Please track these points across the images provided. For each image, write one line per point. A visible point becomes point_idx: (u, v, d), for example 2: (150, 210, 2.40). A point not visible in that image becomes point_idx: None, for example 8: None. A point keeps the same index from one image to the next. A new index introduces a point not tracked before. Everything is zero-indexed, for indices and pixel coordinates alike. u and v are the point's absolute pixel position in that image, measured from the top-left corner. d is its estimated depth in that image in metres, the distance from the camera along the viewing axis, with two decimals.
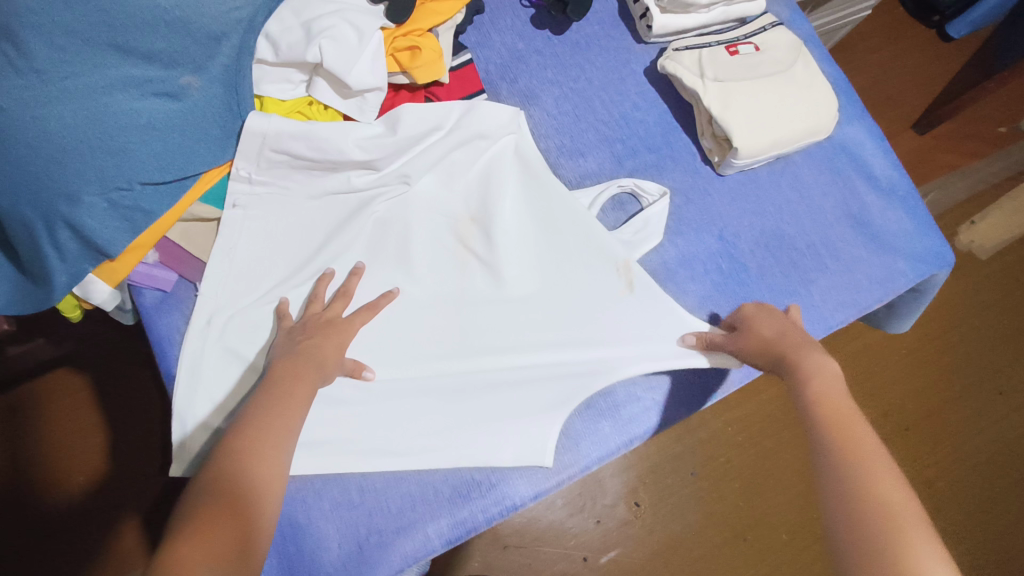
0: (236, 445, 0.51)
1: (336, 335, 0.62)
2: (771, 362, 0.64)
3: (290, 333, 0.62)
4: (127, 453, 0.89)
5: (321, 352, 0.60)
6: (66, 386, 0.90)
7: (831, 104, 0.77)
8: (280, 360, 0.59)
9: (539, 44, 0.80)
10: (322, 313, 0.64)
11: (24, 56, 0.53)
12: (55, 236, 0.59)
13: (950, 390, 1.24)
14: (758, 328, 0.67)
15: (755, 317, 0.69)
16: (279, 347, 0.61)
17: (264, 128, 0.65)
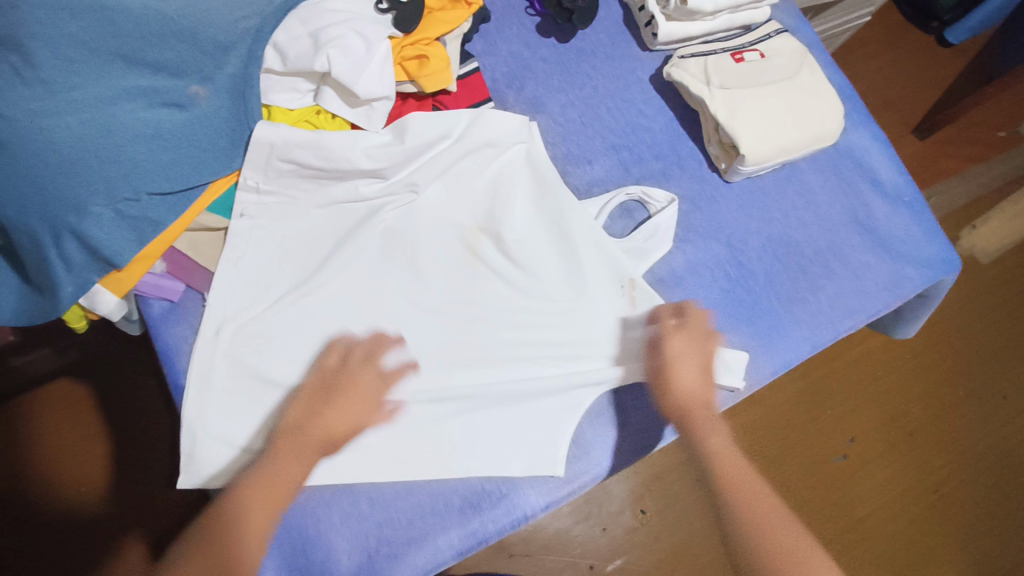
0: (229, 508, 0.55)
1: (347, 401, 0.61)
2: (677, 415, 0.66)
3: (312, 392, 0.61)
4: (136, 459, 0.89)
5: (334, 423, 0.60)
6: (66, 395, 0.86)
7: (837, 111, 0.77)
8: (291, 425, 0.59)
9: (545, 52, 0.80)
10: (334, 371, 0.63)
11: (31, 66, 0.53)
12: (62, 247, 0.58)
13: (956, 395, 1.24)
14: (679, 377, 0.67)
15: (677, 359, 0.67)
16: (298, 408, 0.60)
17: (271, 137, 0.65)
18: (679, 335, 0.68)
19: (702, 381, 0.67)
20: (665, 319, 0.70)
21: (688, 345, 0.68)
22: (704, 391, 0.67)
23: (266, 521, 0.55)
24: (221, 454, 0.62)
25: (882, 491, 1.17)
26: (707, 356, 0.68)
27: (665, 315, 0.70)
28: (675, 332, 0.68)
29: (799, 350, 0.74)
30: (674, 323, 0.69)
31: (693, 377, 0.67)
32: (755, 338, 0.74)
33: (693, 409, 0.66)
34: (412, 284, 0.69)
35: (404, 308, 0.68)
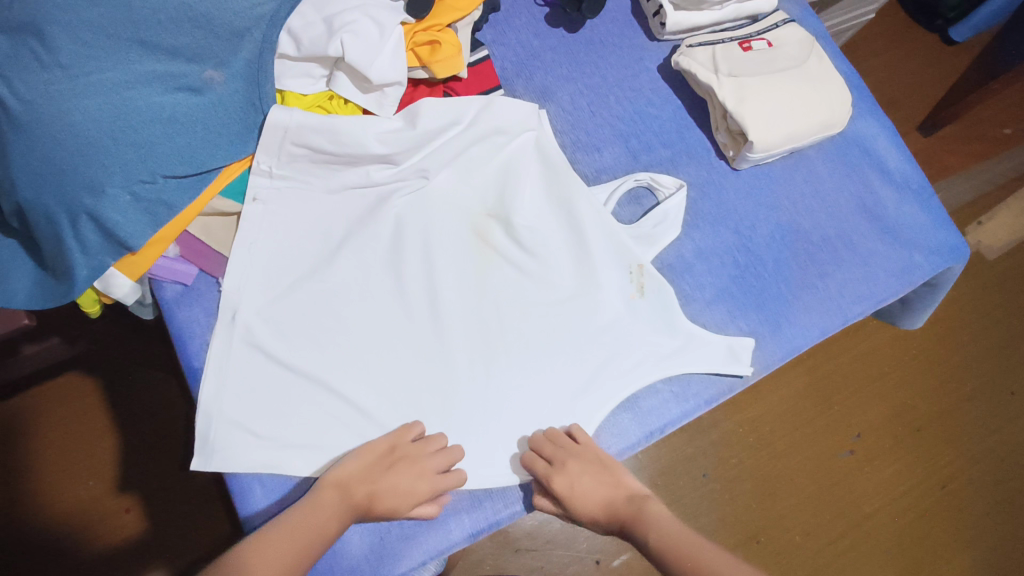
0: (259, 540, 0.53)
1: (404, 478, 0.59)
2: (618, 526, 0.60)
3: (374, 459, 0.60)
4: (145, 449, 0.94)
5: (397, 489, 0.59)
6: (76, 389, 0.94)
7: (844, 100, 0.78)
8: (349, 478, 0.59)
9: (555, 42, 0.81)
10: (397, 452, 0.61)
11: (51, 51, 0.55)
12: (78, 230, 0.59)
13: (963, 390, 1.24)
14: (584, 514, 0.61)
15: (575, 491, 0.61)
16: (355, 462, 0.60)
17: (285, 121, 0.66)
18: (558, 473, 0.62)
19: (608, 481, 0.62)
20: (537, 464, 0.63)
21: (567, 473, 0.62)
22: (613, 490, 0.62)
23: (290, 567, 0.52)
24: (235, 436, 0.62)
25: (889, 486, 1.17)
26: (601, 456, 0.64)
27: (538, 456, 0.64)
28: (549, 473, 0.62)
29: (808, 336, 0.75)
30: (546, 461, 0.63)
31: (598, 485, 0.62)
32: (763, 323, 0.74)
33: (618, 513, 0.60)
34: (424, 270, 0.69)
35: (414, 292, 0.69)
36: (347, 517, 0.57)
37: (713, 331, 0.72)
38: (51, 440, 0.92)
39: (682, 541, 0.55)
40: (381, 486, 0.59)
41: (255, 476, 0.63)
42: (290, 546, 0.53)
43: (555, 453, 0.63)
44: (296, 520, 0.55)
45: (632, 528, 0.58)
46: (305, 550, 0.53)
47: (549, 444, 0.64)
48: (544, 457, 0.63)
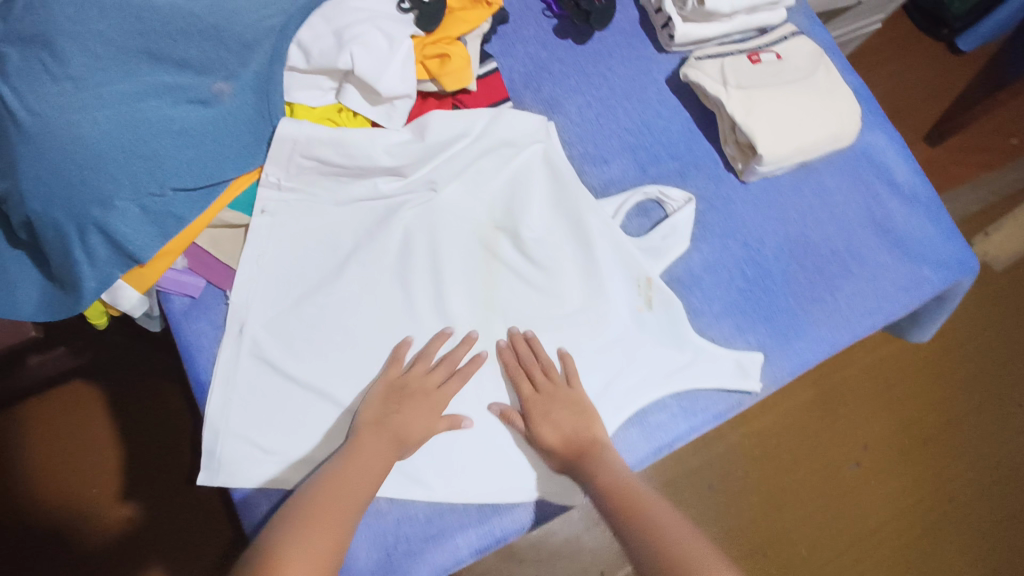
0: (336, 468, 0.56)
1: (423, 401, 0.63)
2: (568, 465, 0.62)
3: (388, 390, 0.63)
4: (148, 459, 0.93)
5: (410, 426, 0.61)
6: (79, 396, 0.94)
7: (853, 113, 0.77)
8: (379, 419, 0.60)
9: (563, 53, 0.81)
10: (405, 377, 0.64)
11: (60, 63, 0.55)
12: (87, 242, 0.59)
13: (971, 402, 1.23)
14: (545, 438, 0.63)
15: (545, 418, 0.64)
16: (370, 410, 0.61)
17: (295, 133, 0.66)
18: (537, 400, 0.65)
19: (574, 416, 0.64)
20: (524, 384, 0.66)
21: (551, 398, 0.65)
22: (581, 430, 0.63)
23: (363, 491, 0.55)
24: (243, 451, 0.62)
25: (895, 498, 1.16)
26: (580, 400, 0.66)
27: (526, 378, 0.66)
28: (534, 394, 0.65)
29: (816, 350, 0.74)
30: (531, 383, 0.66)
31: (568, 422, 0.64)
32: (772, 337, 0.74)
33: (580, 450, 0.62)
34: (433, 283, 0.69)
35: (421, 304, 0.68)
36: (394, 453, 0.59)
37: (721, 346, 0.72)
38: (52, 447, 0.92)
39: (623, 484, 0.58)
40: (401, 417, 0.61)
41: (262, 493, 0.62)
42: (346, 499, 0.54)
43: (543, 381, 0.66)
44: (342, 477, 0.55)
45: (582, 468, 0.61)
46: (362, 498, 0.55)
47: (539, 370, 0.67)
48: (529, 375, 0.66)
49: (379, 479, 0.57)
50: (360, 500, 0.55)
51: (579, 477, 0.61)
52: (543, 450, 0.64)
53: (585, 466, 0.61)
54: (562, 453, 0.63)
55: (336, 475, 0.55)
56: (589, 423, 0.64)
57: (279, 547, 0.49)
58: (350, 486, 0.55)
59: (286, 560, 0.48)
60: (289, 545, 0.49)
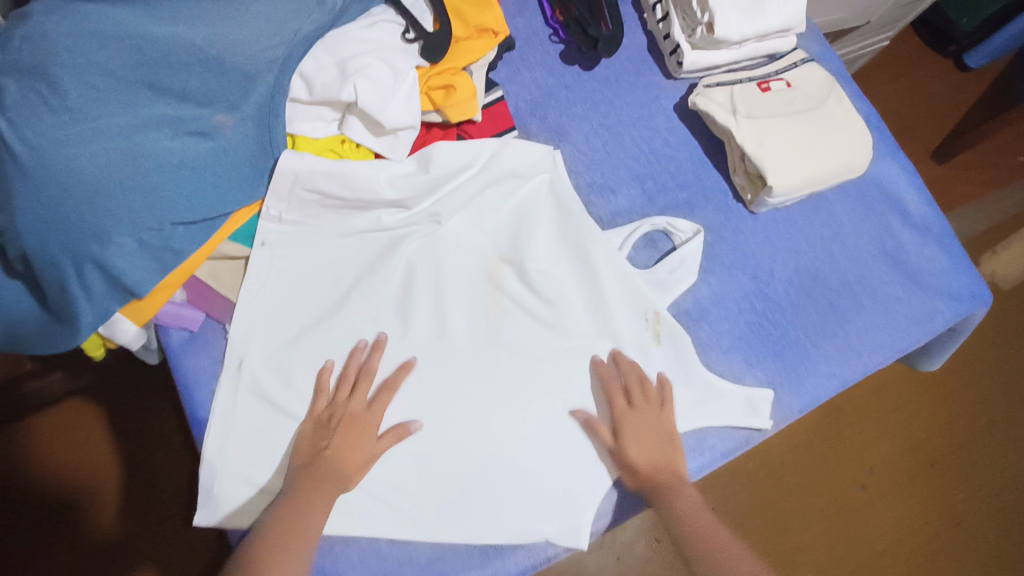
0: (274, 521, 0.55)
1: (351, 428, 0.61)
2: (646, 490, 0.63)
3: (317, 424, 0.61)
4: (144, 476, 0.92)
5: (340, 458, 0.59)
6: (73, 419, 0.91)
7: (865, 144, 0.76)
8: (311, 458, 0.59)
9: (569, 80, 0.80)
10: (331, 407, 0.62)
11: (59, 96, 0.55)
12: (84, 277, 0.58)
13: (979, 424, 1.21)
14: (634, 457, 0.63)
15: (634, 435, 0.64)
16: (301, 449, 0.60)
17: (296, 166, 0.65)
18: (632, 416, 0.65)
19: (659, 440, 0.64)
20: (618, 398, 0.66)
21: (647, 420, 0.65)
22: (664, 458, 0.64)
23: (301, 543, 0.54)
24: (241, 492, 0.61)
25: (901, 522, 1.14)
26: (669, 429, 0.65)
27: (621, 392, 0.66)
28: (631, 411, 0.65)
29: (828, 385, 0.73)
30: (626, 399, 0.66)
31: (652, 447, 0.64)
32: (781, 372, 0.72)
33: (658, 476, 0.63)
34: (434, 317, 0.68)
35: (423, 338, 0.67)
36: (332, 494, 0.58)
37: (730, 382, 0.70)
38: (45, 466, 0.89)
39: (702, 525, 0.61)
40: (334, 455, 0.59)
41: None
42: (298, 540, 0.54)
43: (636, 398, 0.66)
44: (285, 520, 0.55)
45: (659, 494, 0.62)
46: (312, 535, 0.55)
47: (637, 386, 0.67)
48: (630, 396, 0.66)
49: (320, 525, 0.56)
50: (308, 537, 0.55)
51: (657, 502, 0.62)
52: (623, 465, 0.64)
53: (665, 493, 0.62)
54: (644, 472, 0.63)
55: (277, 517, 0.55)
56: (674, 454, 0.64)
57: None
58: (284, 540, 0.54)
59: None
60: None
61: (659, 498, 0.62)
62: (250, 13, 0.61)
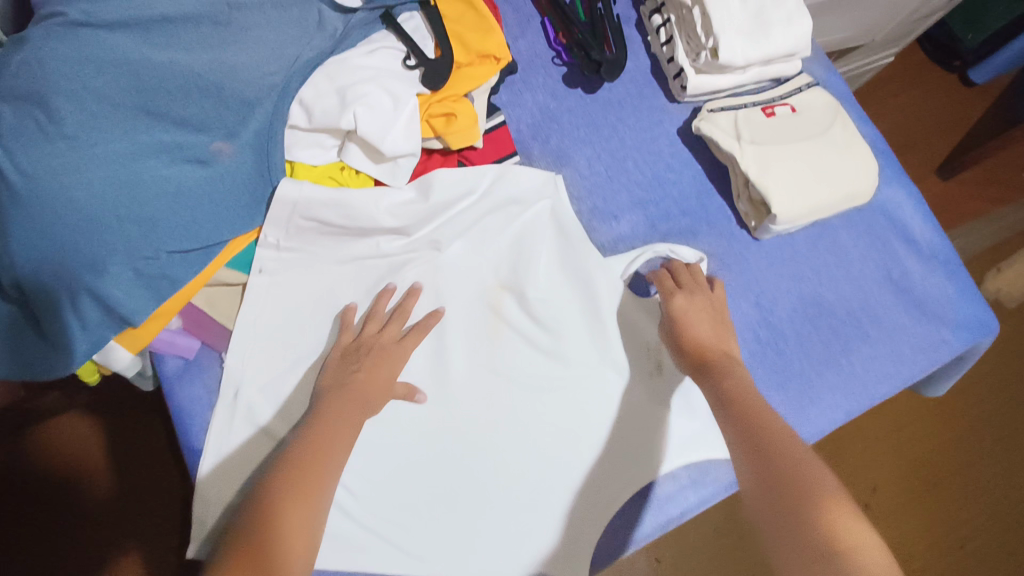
0: (312, 431, 0.55)
1: (382, 355, 0.62)
2: (695, 364, 0.63)
3: (346, 351, 0.62)
4: (136, 505, 0.90)
5: (370, 380, 0.60)
6: (75, 431, 0.91)
7: (871, 171, 0.75)
8: (333, 385, 0.59)
9: (572, 103, 0.79)
10: (358, 339, 0.63)
11: (55, 123, 0.54)
12: (77, 307, 0.56)
13: (983, 445, 1.20)
14: (692, 328, 0.65)
15: (685, 313, 0.66)
16: (330, 374, 0.61)
17: (295, 195, 0.64)
18: (681, 296, 0.68)
19: (712, 323, 0.66)
20: (669, 282, 0.69)
21: (696, 305, 0.67)
22: (715, 338, 0.65)
23: (334, 454, 0.54)
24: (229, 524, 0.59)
25: (904, 545, 1.12)
26: (714, 305, 0.68)
27: (672, 277, 0.70)
28: (681, 292, 0.68)
29: (832, 417, 0.71)
30: (674, 282, 0.69)
31: (705, 327, 0.66)
32: (786, 404, 0.71)
33: (706, 355, 0.64)
34: (433, 347, 0.67)
35: (422, 367, 0.66)
36: (361, 412, 0.58)
37: None
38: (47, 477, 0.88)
39: (750, 398, 0.58)
40: (370, 376, 0.60)
41: None
42: (330, 450, 0.54)
43: (688, 282, 0.69)
44: (315, 434, 0.55)
45: (711, 367, 0.62)
46: (346, 440, 0.56)
47: (685, 273, 0.70)
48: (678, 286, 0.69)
49: (352, 439, 0.57)
50: (343, 445, 0.56)
51: (708, 378, 0.62)
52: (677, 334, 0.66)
53: (716, 371, 0.62)
54: (693, 350, 0.64)
55: (312, 430, 0.55)
56: (726, 337, 0.66)
57: (274, 515, 0.49)
58: (318, 446, 0.54)
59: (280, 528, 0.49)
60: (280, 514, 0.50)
61: (710, 368, 0.62)
62: (249, 38, 0.61)
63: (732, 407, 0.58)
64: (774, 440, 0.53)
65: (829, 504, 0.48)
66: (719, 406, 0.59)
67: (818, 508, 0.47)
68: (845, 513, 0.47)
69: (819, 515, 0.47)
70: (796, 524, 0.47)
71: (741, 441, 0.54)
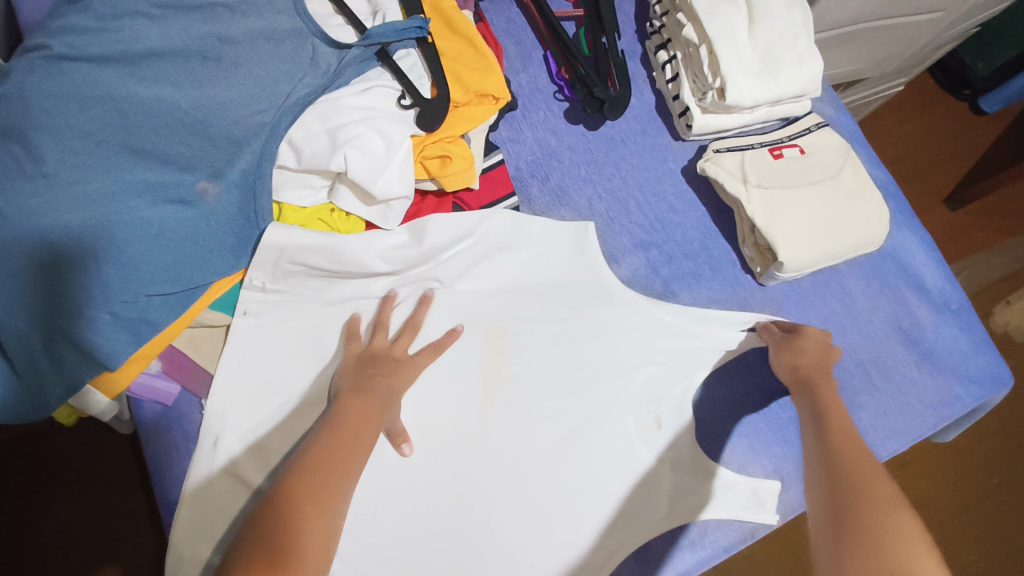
0: (328, 435, 0.52)
1: (398, 372, 0.61)
2: (801, 379, 0.64)
3: (358, 362, 0.60)
4: (104, 536, 0.84)
5: (393, 393, 0.59)
6: (39, 459, 0.86)
7: (881, 218, 0.72)
8: (349, 392, 0.57)
9: (573, 140, 0.77)
10: (370, 349, 0.62)
11: (34, 160, 0.53)
12: (53, 349, 0.54)
13: (991, 483, 1.12)
14: (807, 349, 0.65)
15: (814, 339, 0.66)
16: (348, 376, 0.59)
17: (282, 240, 0.61)
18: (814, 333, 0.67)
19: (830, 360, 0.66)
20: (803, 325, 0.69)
21: (823, 342, 0.67)
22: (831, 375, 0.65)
23: (354, 464, 0.52)
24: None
25: None
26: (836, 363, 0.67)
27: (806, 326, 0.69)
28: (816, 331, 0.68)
29: None
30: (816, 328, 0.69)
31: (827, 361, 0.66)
32: (790, 462, 0.69)
33: (818, 376, 0.64)
34: (423, 392, 0.65)
35: (411, 412, 0.64)
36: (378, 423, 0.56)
37: (736, 472, 0.67)
38: (16, 510, 0.84)
39: (846, 430, 0.58)
40: (388, 382, 0.59)
41: None
42: (347, 451, 0.52)
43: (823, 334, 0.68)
44: (331, 438, 0.52)
45: (817, 385, 0.63)
46: (365, 442, 0.54)
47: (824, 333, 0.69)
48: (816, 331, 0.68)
49: (370, 445, 0.55)
50: (363, 447, 0.54)
51: (809, 394, 0.62)
52: (789, 354, 0.65)
53: (818, 391, 0.62)
54: (805, 367, 0.64)
55: (328, 434, 0.52)
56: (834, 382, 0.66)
57: (295, 522, 0.46)
58: (346, 452, 0.52)
59: (305, 540, 0.46)
60: (299, 526, 0.46)
61: (820, 388, 0.62)
62: (240, 75, 0.60)
63: (824, 433, 0.58)
64: (855, 464, 0.54)
65: (904, 540, 0.45)
66: (812, 426, 0.60)
67: (884, 530, 0.46)
68: (911, 539, 0.45)
69: (886, 537, 0.46)
70: (866, 546, 0.46)
71: (825, 458, 0.56)
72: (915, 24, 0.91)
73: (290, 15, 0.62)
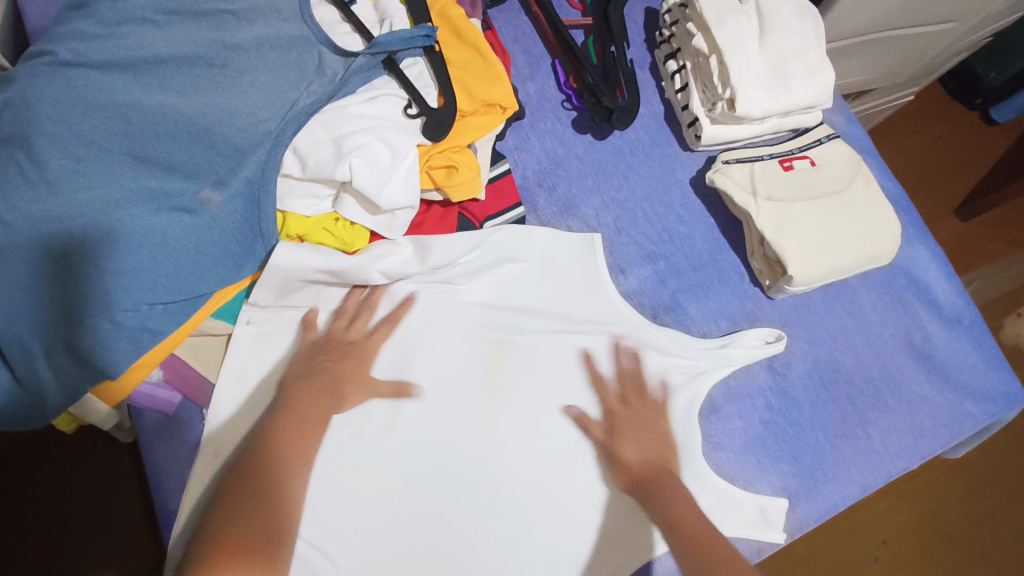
0: (296, 389, 0.59)
1: (357, 357, 0.63)
2: (639, 485, 0.62)
3: (313, 348, 0.63)
4: (101, 547, 0.84)
5: (346, 374, 0.61)
6: (39, 467, 0.85)
7: (893, 234, 0.71)
8: (299, 374, 0.60)
9: (580, 149, 0.76)
10: (328, 335, 0.64)
11: (38, 167, 0.53)
12: (53, 357, 0.53)
13: (1000, 499, 1.10)
14: (626, 453, 0.63)
15: (625, 437, 0.64)
16: (299, 360, 0.61)
17: (288, 262, 0.62)
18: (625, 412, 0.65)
19: (646, 449, 0.64)
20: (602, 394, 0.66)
21: (633, 420, 0.65)
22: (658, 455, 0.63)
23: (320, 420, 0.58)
24: None
25: None
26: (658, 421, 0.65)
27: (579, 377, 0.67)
28: (622, 409, 0.65)
29: (847, 494, 0.67)
30: (620, 398, 0.66)
31: (646, 447, 0.64)
32: (797, 479, 0.67)
33: (649, 478, 0.62)
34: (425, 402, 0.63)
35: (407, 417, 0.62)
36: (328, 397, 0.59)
37: (741, 488, 0.66)
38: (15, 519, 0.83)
39: (701, 538, 0.58)
40: (339, 367, 0.62)
41: None
42: (311, 408, 0.58)
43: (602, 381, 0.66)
44: (299, 397, 0.58)
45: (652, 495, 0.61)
46: (325, 403, 0.59)
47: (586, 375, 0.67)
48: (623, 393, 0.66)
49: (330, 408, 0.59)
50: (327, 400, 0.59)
51: (648, 504, 0.61)
52: (617, 464, 0.63)
53: (656, 499, 0.61)
54: (639, 475, 0.62)
55: (295, 390, 0.59)
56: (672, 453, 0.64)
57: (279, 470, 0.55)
58: (311, 413, 0.58)
59: (285, 483, 0.55)
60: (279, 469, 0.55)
61: (658, 492, 0.61)
62: (246, 82, 0.60)
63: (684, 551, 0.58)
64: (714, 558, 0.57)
65: None
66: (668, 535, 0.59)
67: None
68: None
69: None
70: None
71: None
72: (926, 33, 0.89)
73: (296, 22, 0.62)
